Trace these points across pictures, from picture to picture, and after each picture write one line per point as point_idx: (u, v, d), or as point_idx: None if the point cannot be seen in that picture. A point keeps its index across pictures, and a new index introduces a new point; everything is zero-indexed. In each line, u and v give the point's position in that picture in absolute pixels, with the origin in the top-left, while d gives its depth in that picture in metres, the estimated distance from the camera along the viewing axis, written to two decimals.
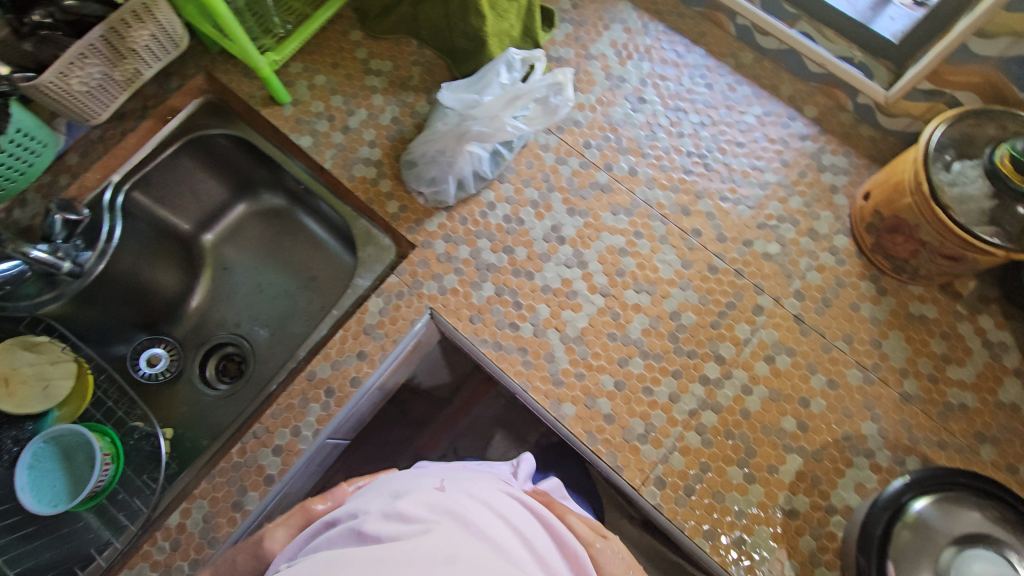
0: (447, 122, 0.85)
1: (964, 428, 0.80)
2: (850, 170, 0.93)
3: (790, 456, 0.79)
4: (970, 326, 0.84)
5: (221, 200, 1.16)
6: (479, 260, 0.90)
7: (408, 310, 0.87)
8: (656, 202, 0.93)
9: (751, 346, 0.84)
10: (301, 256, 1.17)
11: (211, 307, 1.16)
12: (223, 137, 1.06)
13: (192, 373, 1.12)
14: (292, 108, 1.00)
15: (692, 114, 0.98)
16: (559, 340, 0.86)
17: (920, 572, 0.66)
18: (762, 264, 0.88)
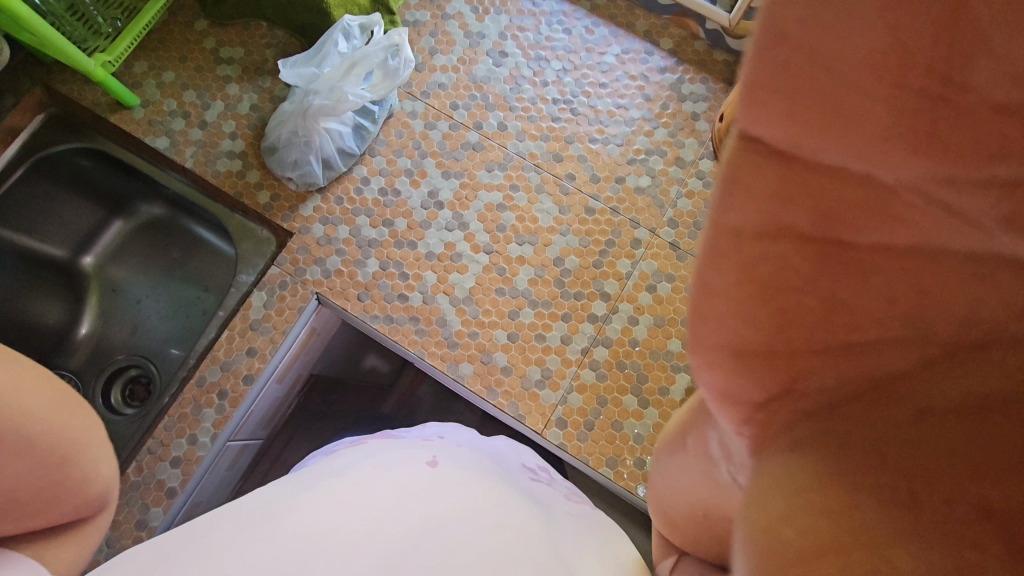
0: (294, 101, 0.86)
1: None
2: (708, 96, 0.95)
3: (680, 376, 0.83)
4: None
5: (94, 220, 1.10)
6: (360, 238, 0.89)
7: (294, 299, 0.86)
8: (528, 153, 0.93)
9: (633, 279, 0.87)
10: (194, 266, 1.14)
11: (106, 332, 1.11)
12: (76, 153, 1.01)
13: (95, 403, 1.07)
14: (142, 111, 0.95)
15: (554, 61, 0.97)
16: (449, 303, 0.86)
17: None
18: (636, 198, 0.91)
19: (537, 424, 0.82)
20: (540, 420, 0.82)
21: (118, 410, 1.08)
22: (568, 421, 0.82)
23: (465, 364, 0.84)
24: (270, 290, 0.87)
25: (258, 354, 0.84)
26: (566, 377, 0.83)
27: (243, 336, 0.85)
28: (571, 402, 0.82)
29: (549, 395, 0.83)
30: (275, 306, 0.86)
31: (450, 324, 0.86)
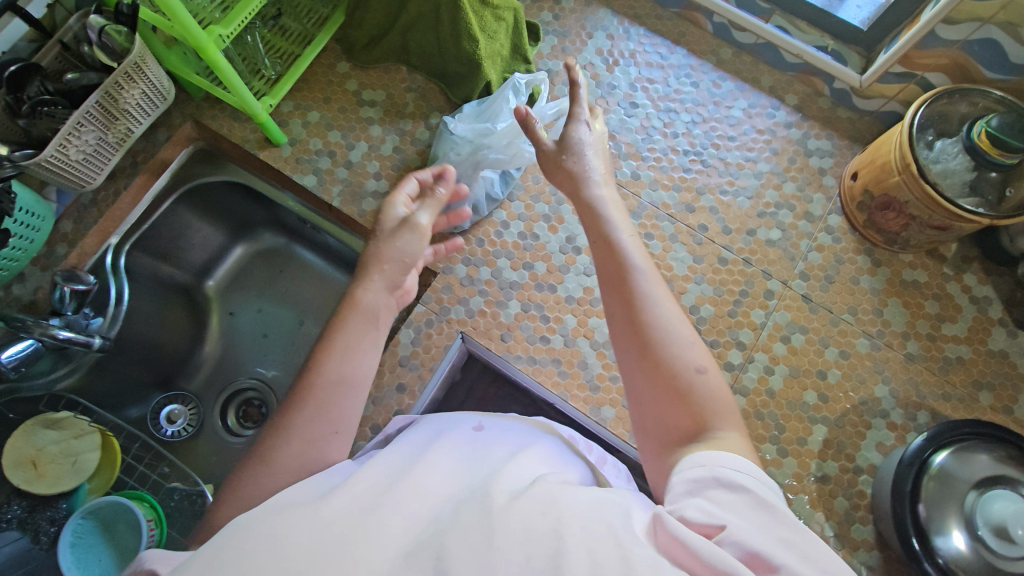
0: (458, 152, 0.91)
1: (962, 378, 0.89)
2: (834, 152, 1.00)
3: (816, 426, 0.86)
4: (957, 284, 0.94)
5: (219, 245, 1.13)
6: (502, 279, 0.93)
7: (441, 337, 0.89)
8: (661, 202, 0.97)
9: (768, 329, 0.91)
10: (308, 294, 1.17)
11: (225, 356, 1.15)
12: (218, 184, 1.04)
13: (214, 423, 1.11)
14: (289, 148, 0.98)
15: (683, 113, 1.02)
16: (590, 346, 0.90)
17: (948, 517, 0.74)
18: (767, 250, 0.95)
19: None
20: None
21: (236, 431, 1.11)
22: None
23: (607, 408, 0.87)
24: (417, 328, 0.90)
25: (408, 390, 0.87)
26: None
27: (393, 371, 0.87)
28: None
29: None
30: (422, 343, 0.89)
31: (591, 367, 0.89)
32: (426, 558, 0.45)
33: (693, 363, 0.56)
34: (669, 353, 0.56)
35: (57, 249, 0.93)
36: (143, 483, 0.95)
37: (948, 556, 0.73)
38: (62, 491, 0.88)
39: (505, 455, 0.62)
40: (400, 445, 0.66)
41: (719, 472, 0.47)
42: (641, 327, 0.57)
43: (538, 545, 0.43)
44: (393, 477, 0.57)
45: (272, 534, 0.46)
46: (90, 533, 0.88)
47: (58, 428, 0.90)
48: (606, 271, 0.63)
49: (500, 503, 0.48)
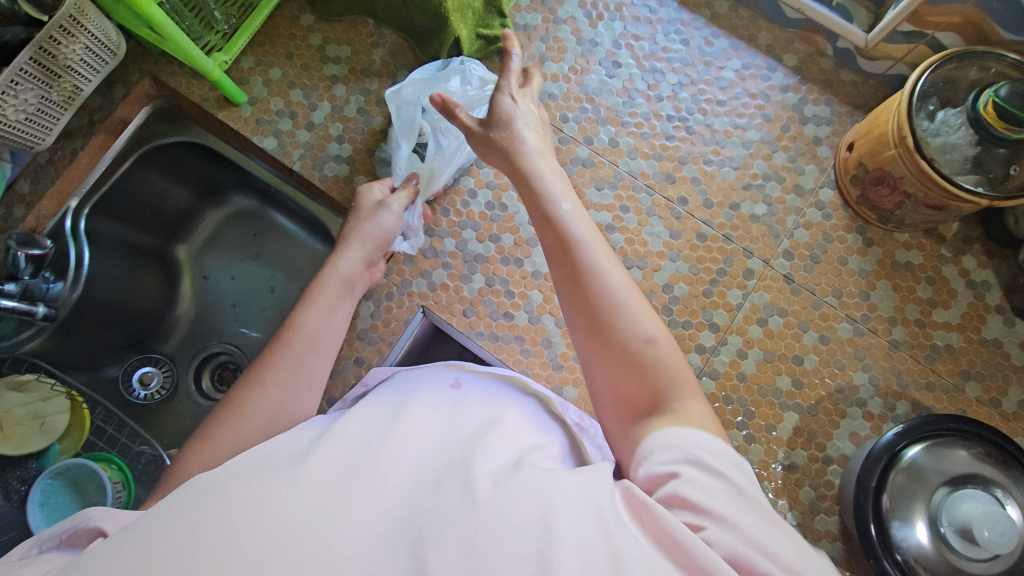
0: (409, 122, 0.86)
1: (950, 368, 0.84)
2: (833, 120, 0.92)
3: (787, 413, 0.83)
4: (955, 268, 0.87)
5: (189, 208, 1.10)
6: (466, 252, 0.89)
7: (401, 311, 0.87)
8: (639, 172, 0.91)
9: (744, 311, 0.86)
10: (283, 260, 1.14)
11: (199, 319, 1.14)
12: (181, 146, 1.01)
13: (188, 386, 1.11)
14: (249, 108, 0.94)
15: (670, 74, 0.94)
16: (554, 324, 0.86)
17: (914, 512, 0.71)
18: (750, 226, 0.89)
19: None
20: None
21: (209, 395, 1.11)
22: None
23: (570, 388, 0.84)
24: (377, 301, 0.87)
25: (366, 364, 0.85)
26: None
27: (351, 345, 0.85)
28: None
29: None
30: (382, 317, 0.86)
31: (555, 345, 0.85)
32: (406, 536, 0.42)
33: (645, 336, 0.53)
34: (624, 340, 0.53)
35: (14, 212, 0.93)
36: (113, 446, 0.97)
37: (909, 552, 0.70)
38: (31, 451, 0.91)
39: (485, 419, 0.58)
40: (372, 400, 0.61)
41: (703, 454, 0.45)
42: (595, 310, 0.54)
43: (522, 528, 0.41)
44: (367, 441, 0.51)
45: (241, 510, 0.41)
46: (59, 493, 0.89)
47: (21, 391, 0.92)
48: (553, 248, 0.59)
49: (483, 478, 0.46)
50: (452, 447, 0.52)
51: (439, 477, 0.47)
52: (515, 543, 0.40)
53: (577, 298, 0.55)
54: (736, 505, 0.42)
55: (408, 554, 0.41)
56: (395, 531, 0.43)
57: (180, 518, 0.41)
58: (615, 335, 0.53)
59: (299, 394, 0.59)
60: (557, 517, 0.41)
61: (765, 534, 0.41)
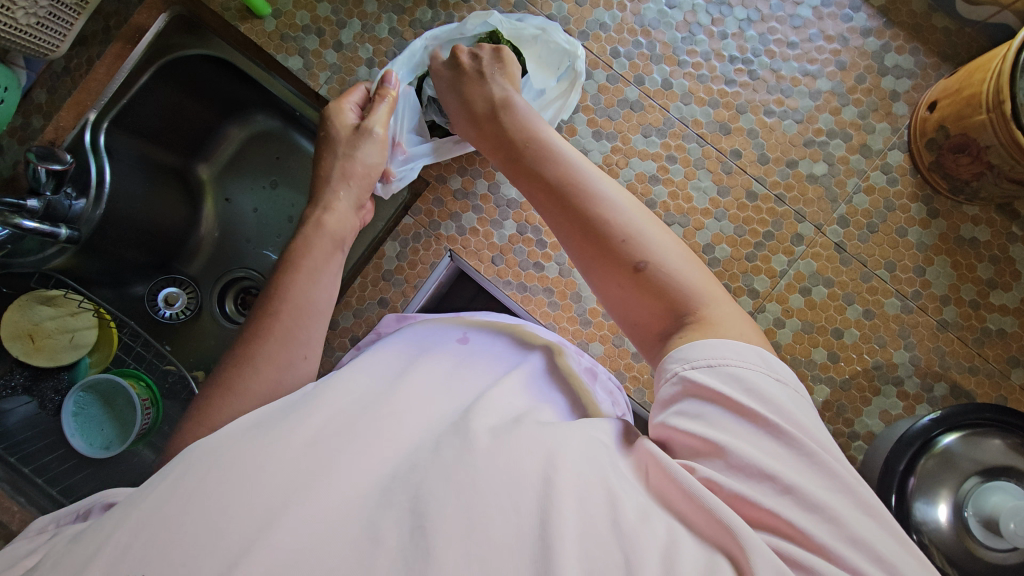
0: None
1: (998, 353, 0.80)
2: (915, 72, 0.82)
3: (817, 387, 0.81)
4: (1023, 248, 0.81)
5: (211, 125, 1.06)
6: (499, 196, 0.84)
7: (427, 254, 0.84)
8: (691, 119, 0.83)
9: (787, 278, 0.81)
10: (305, 187, 1.11)
11: (222, 241, 1.13)
12: (202, 59, 0.95)
13: (213, 308, 1.11)
14: (273, 22, 0.88)
15: (738, 8, 0.84)
16: (586, 279, 0.83)
17: (939, 497, 0.70)
18: (806, 187, 0.82)
19: None
20: None
21: (233, 319, 1.11)
22: None
23: (596, 344, 0.82)
24: (403, 242, 0.84)
25: (390, 306, 0.83)
26: None
27: (376, 285, 0.83)
28: None
29: None
30: (408, 259, 0.84)
31: (584, 301, 0.82)
32: (404, 490, 0.40)
33: (621, 238, 0.47)
34: (608, 255, 0.47)
35: (32, 122, 0.90)
36: (141, 363, 1.00)
37: (928, 533, 0.69)
38: (62, 363, 0.93)
39: (486, 377, 0.56)
40: (374, 353, 0.59)
41: (715, 366, 0.41)
42: (562, 232, 0.50)
43: (523, 488, 0.38)
44: (368, 397, 0.51)
45: (241, 457, 0.40)
46: (91, 405, 0.92)
47: (51, 305, 0.93)
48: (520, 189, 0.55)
49: (485, 435, 0.43)
50: (453, 406, 0.51)
51: (441, 435, 0.45)
52: (513, 502, 0.38)
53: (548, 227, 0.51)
54: (750, 434, 0.38)
55: (408, 505, 0.39)
56: (393, 488, 0.41)
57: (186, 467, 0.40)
58: (590, 254, 0.48)
59: (312, 343, 0.57)
60: (561, 475, 0.39)
61: (782, 464, 0.37)
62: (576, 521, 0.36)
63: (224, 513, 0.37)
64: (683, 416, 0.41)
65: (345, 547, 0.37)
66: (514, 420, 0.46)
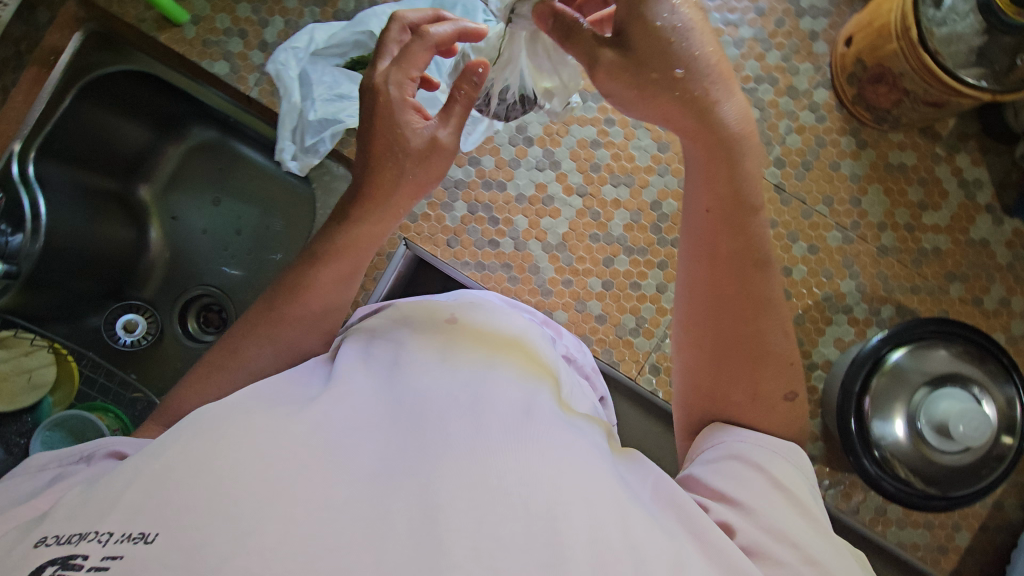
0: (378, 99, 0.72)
1: (936, 270, 0.84)
2: (831, 11, 0.85)
3: None
4: (947, 167, 0.85)
5: (146, 145, 1.04)
6: (446, 179, 0.85)
7: (382, 245, 0.84)
8: None
9: None
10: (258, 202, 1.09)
11: (176, 261, 1.10)
12: (126, 76, 0.93)
13: (174, 330, 1.09)
14: (192, 29, 0.88)
15: None
16: (541, 250, 0.84)
17: (894, 411, 0.75)
18: None
19: (631, 371, 0.83)
20: (634, 367, 0.84)
21: (197, 337, 1.10)
22: (661, 368, 0.84)
23: (560, 312, 0.83)
24: None
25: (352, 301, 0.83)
26: (661, 325, 0.84)
27: None
28: (666, 350, 0.84)
29: (643, 343, 0.83)
30: None
31: (543, 271, 0.84)
32: (410, 473, 0.41)
33: (787, 363, 0.52)
34: (769, 368, 0.51)
35: None
36: (107, 395, 0.98)
37: (888, 448, 0.74)
38: (23, 405, 0.92)
39: (483, 352, 0.56)
40: (366, 338, 0.59)
41: (754, 444, 0.50)
42: (735, 316, 0.51)
43: (534, 493, 0.40)
44: (371, 383, 0.51)
45: (242, 449, 0.40)
46: (60, 443, 0.89)
47: (3, 346, 0.91)
48: (705, 237, 0.51)
49: (496, 435, 0.45)
50: (458, 381, 0.51)
51: (442, 415, 0.46)
52: (525, 502, 0.40)
53: (722, 296, 0.51)
54: (768, 490, 0.46)
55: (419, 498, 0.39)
56: (402, 469, 0.41)
57: (174, 456, 0.40)
58: (758, 350, 0.51)
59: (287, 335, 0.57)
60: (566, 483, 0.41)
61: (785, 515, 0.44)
62: (585, 525, 0.39)
63: (225, 499, 0.37)
64: (715, 473, 0.48)
65: (352, 524, 0.38)
66: (521, 414, 0.47)
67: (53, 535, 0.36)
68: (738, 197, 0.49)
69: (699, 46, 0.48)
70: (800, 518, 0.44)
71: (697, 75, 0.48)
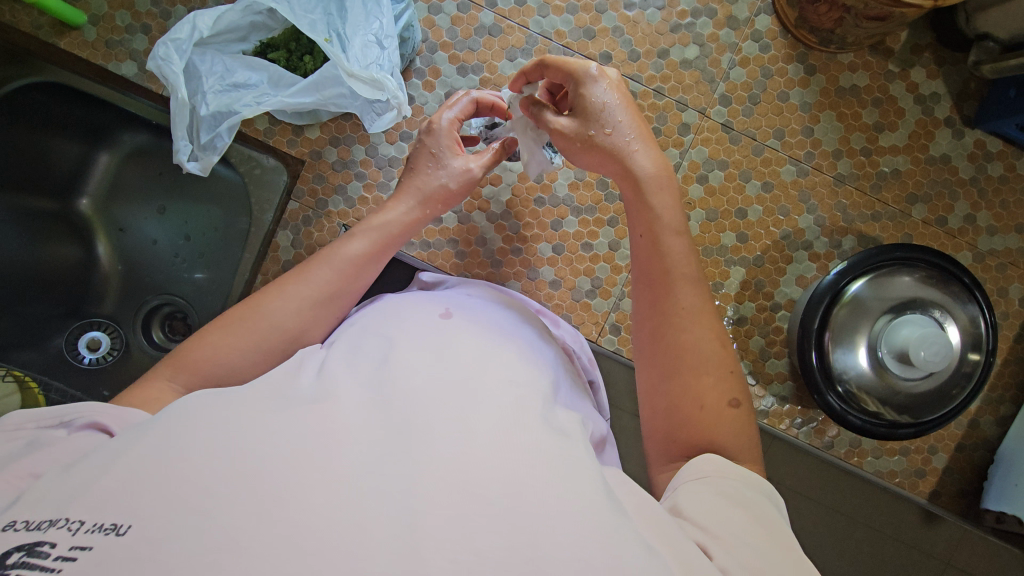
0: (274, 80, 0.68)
1: (897, 194, 0.81)
2: None
3: (733, 269, 0.81)
4: (902, 84, 0.80)
5: (77, 157, 0.99)
6: (379, 158, 0.81)
7: (322, 235, 0.81)
8: (554, 30, 0.80)
9: (683, 171, 0.81)
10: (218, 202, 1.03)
11: (129, 273, 1.06)
12: (35, 89, 0.90)
13: (140, 343, 1.05)
14: (93, 30, 0.90)
15: None
16: (486, 220, 0.81)
17: (856, 342, 0.73)
18: (682, 74, 0.80)
19: (591, 333, 0.82)
20: (594, 329, 0.82)
21: (164, 346, 1.05)
22: (622, 327, 0.82)
23: (512, 282, 0.81)
24: (295, 228, 0.82)
25: None
26: (618, 284, 0.82)
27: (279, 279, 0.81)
28: (625, 308, 0.82)
29: (601, 304, 0.81)
30: (304, 245, 0.81)
31: (491, 243, 0.81)
32: (395, 480, 0.37)
33: (730, 373, 0.51)
34: (712, 375, 0.50)
35: None
36: None
37: (851, 382, 0.73)
38: None
39: (482, 346, 0.52)
40: (359, 330, 0.54)
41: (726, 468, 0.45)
42: (671, 330, 0.52)
43: (520, 505, 0.37)
44: (363, 380, 0.46)
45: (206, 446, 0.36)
46: None
47: None
48: (641, 260, 0.55)
49: (485, 442, 0.41)
50: (452, 376, 0.47)
51: (429, 412, 0.42)
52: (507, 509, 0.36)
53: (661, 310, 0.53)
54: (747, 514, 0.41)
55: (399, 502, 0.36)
56: (383, 469, 0.38)
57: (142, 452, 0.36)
58: (689, 363, 0.50)
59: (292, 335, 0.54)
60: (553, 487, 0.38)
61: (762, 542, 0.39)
62: (567, 539, 0.35)
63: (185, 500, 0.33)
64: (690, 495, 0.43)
65: (320, 524, 0.33)
66: (510, 411, 0.44)
67: (22, 520, 0.33)
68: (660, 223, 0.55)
69: (620, 116, 0.58)
70: (778, 550, 0.39)
71: (620, 131, 0.58)
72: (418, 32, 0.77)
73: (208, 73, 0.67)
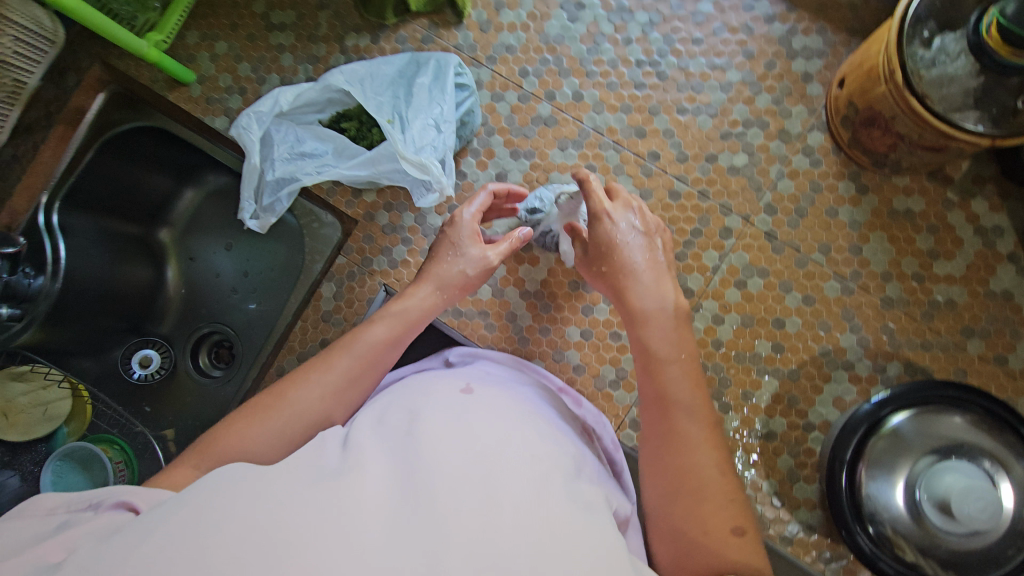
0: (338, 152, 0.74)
1: (951, 325, 0.77)
2: (826, 51, 0.81)
3: (766, 380, 0.78)
4: (962, 213, 0.78)
5: (167, 191, 1.11)
6: (426, 226, 0.86)
7: (363, 290, 0.85)
8: (606, 127, 0.84)
9: (721, 274, 0.80)
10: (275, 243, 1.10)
11: (189, 297, 1.14)
12: (140, 131, 1.02)
13: (186, 365, 1.12)
14: (198, 87, 0.93)
15: (639, 12, 0.85)
16: (519, 296, 0.83)
17: (892, 478, 0.68)
18: (728, 180, 0.81)
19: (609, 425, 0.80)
20: (613, 421, 0.80)
21: (207, 372, 1.12)
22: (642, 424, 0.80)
23: (536, 361, 0.82)
24: (339, 281, 0.86)
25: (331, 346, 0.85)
26: None
27: (316, 327, 0.85)
28: None
29: (623, 396, 0.80)
30: (344, 297, 0.86)
31: (520, 319, 0.83)
32: (419, 553, 0.37)
33: (728, 498, 0.51)
34: (708, 502, 0.51)
35: None
36: (114, 426, 1.02)
37: (885, 523, 0.67)
38: (38, 436, 0.98)
39: (509, 418, 0.52)
40: (383, 404, 0.55)
41: None
42: (671, 454, 0.54)
43: None
44: (391, 447, 0.47)
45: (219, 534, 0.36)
46: (69, 472, 0.95)
47: (23, 379, 0.98)
48: (644, 383, 0.59)
49: (508, 528, 0.40)
50: (479, 452, 0.46)
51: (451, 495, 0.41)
52: None
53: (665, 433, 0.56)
54: None
55: None
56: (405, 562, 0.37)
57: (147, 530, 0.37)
58: (693, 490, 0.52)
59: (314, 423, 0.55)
60: None
61: None
62: None
63: None
64: None
65: None
66: (533, 499, 0.43)
67: None
68: (658, 351, 0.60)
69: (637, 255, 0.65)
70: None
71: (633, 263, 0.65)
72: (478, 117, 0.83)
73: (280, 142, 0.75)
